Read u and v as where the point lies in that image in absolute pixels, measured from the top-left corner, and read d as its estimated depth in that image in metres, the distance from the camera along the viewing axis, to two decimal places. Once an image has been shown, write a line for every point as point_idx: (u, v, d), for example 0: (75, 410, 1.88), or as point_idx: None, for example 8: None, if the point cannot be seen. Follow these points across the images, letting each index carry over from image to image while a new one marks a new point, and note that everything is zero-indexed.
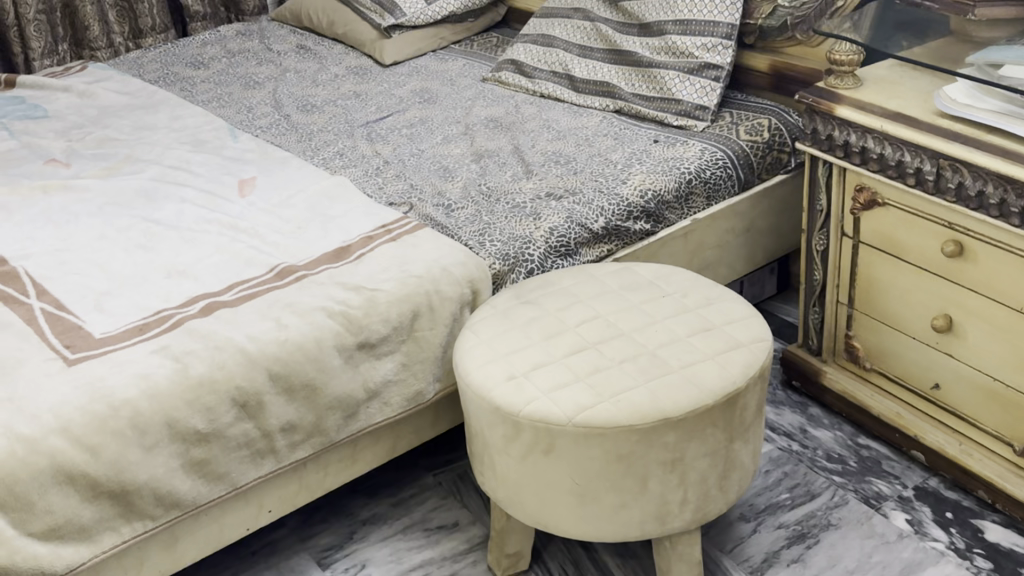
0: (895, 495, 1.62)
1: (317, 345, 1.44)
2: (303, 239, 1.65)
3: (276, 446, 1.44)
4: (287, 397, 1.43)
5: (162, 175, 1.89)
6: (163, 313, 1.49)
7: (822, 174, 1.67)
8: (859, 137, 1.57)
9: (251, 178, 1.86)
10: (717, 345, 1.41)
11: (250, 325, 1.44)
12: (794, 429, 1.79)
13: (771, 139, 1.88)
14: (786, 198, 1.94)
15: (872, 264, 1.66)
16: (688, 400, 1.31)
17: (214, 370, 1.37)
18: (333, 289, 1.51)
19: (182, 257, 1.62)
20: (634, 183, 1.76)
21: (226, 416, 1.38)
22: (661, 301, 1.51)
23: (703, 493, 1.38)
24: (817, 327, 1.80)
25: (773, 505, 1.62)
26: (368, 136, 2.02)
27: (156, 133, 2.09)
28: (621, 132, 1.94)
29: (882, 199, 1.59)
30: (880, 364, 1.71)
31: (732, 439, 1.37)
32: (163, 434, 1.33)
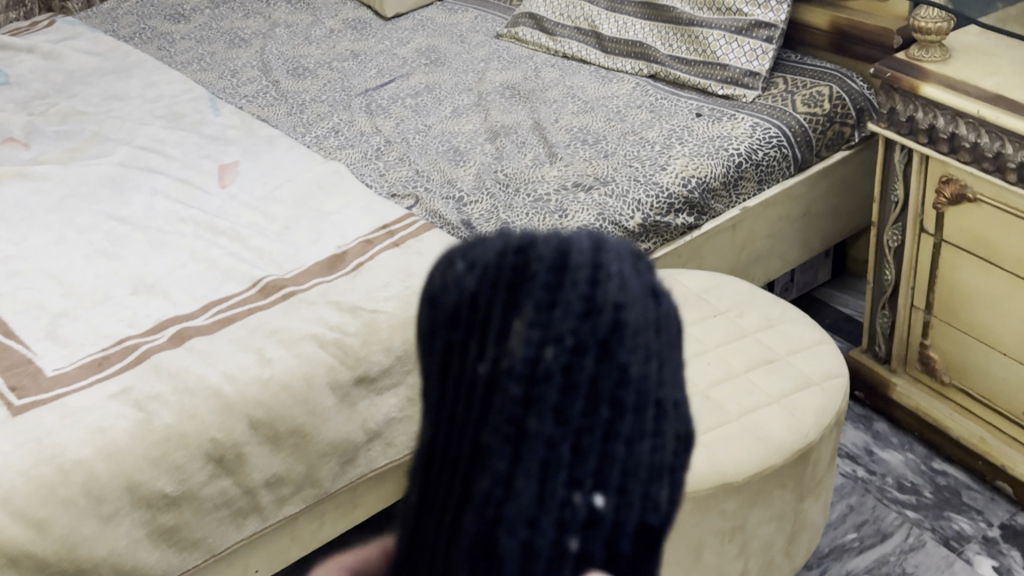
0: (979, 536, 1.40)
1: (306, 383, 1.22)
2: (292, 243, 1.40)
3: (260, 503, 1.22)
4: (272, 446, 1.21)
5: (132, 157, 1.64)
6: (127, 342, 1.26)
7: (898, 160, 1.42)
8: (948, 121, 1.30)
9: (232, 163, 1.61)
10: (784, 382, 1.18)
11: (228, 358, 1.22)
12: (858, 451, 1.56)
13: (833, 110, 1.63)
14: (847, 178, 1.69)
15: (956, 268, 1.41)
16: (750, 459, 1.09)
17: (183, 421, 1.16)
18: (325, 309, 1.28)
19: (151, 267, 1.38)
20: (676, 170, 1.50)
21: (199, 475, 1.16)
22: (713, 321, 1.28)
23: (766, 562, 1.17)
24: (886, 333, 1.57)
25: (837, 548, 1.40)
26: (367, 108, 1.78)
27: (128, 103, 1.82)
28: (657, 103, 1.69)
29: (973, 193, 1.33)
30: (962, 380, 1.48)
31: (801, 498, 1.16)
32: (123, 501, 1.12)
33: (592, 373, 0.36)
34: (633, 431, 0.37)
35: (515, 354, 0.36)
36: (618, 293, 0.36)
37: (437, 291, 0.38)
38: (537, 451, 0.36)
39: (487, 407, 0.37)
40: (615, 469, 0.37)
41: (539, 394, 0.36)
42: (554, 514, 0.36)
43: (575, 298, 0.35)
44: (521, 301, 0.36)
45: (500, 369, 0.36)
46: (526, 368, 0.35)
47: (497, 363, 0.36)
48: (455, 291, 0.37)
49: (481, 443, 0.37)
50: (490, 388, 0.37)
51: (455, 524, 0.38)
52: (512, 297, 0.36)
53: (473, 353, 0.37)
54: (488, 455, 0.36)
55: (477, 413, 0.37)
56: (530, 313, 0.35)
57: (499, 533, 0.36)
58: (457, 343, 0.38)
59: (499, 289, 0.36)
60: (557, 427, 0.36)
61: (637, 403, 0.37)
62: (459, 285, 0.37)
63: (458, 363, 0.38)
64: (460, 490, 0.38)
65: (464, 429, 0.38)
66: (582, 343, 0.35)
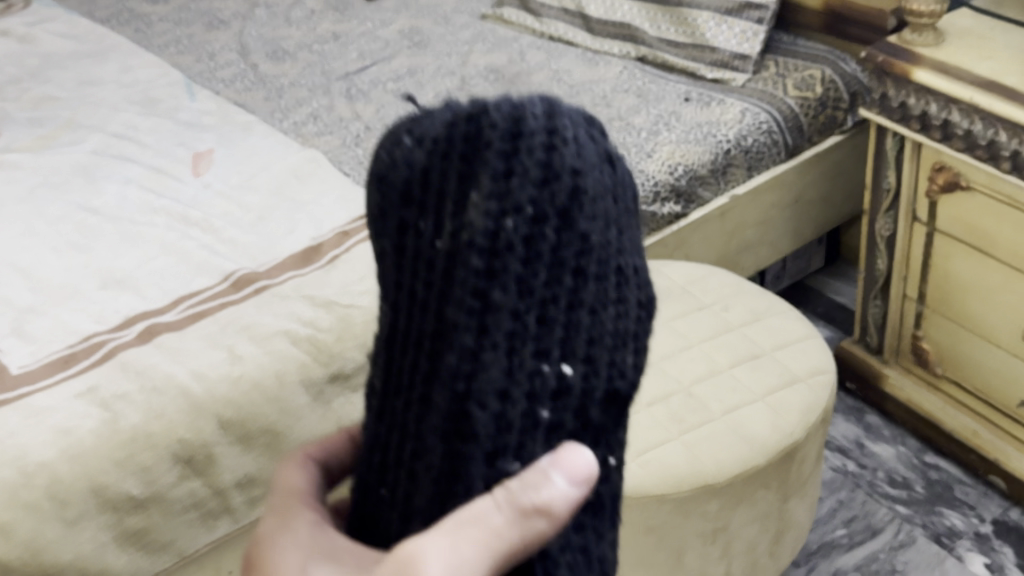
0: (971, 532, 1.37)
1: (277, 380, 1.18)
2: (265, 235, 1.37)
3: (231, 504, 1.20)
4: (242, 446, 1.18)
5: (105, 145, 1.60)
6: (94, 338, 1.21)
7: (889, 147, 1.38)
8: (941, 108, 1.25)
9: (207, 150, 1.57)
10: (769, 378, 1.15)
11: (196, 355, 1.18)
12: (848, 444, 1.53)
13: (826, 94, 1.58)
14: (839, 164, 1.65)
15: (949, 258, 1.38)
16: (732, 459, 1.06)
17: (150, 421, 1.12)
18: (298, 304, 1.24)
19: (121, 260, 1.34)
20: (662, 156, 1.46)
21: (168, 476, 1.13)
22: (698, 315, 1.25)
23: (750, 563, 1.14)
24: (878, 323, 1.54)
25: (826, 545, 1.37)
26: (347, 92, 1.74)
27: (103, 89, 1.78)
28: (645, 88, 1.65)
29: (966, 181, 1.29)
30: (955, 372, 1.45)
31: (787, 498, 1.13)
32: (88, 504, 1.09)
33: (552, 246, 0.52)
34: (594, 299, 0.54)
35: (474, 223, 0.52)
36: (563, 161, 0.52)
37: (389, 169, 0.56)
38: (503, 319, 0.52)
39: (447, 271, 0.53)
40: (582, 338, 0.54)
41: (498, 261, 0.52)
42: (525, 383, 0.53)
43: (528, 166, 0.51)
44: (479, 176, 0.52)
45: (462, 239, 0.52)
46: (485, 234, 0.52)
47: (457, 235, 0.52)
48: (409, 169, 0.55)
49: (445, 307, 0.54)
50: (451, 256, 0.53)
51: (431, 360, 0.54)
52: (462, 178, 0.53)
53: (426, 224, 0.55)
54: (456, 328, 0.53)
55: (443, 281, 0.53)
56: (488, 189, 0.51)
57: (474, 392, 0.52)
58: (410, 218, 0.55)
59: (449, 171, 0.53)
60: (517, 294, 0.52)
61: (591, 267, 0.54)
62: (411, 162, 0.55)
63: (415, 233, 0.55)
64: (432, 334, 0.55)
65: (424, 289, 0.55)
66: (540, 214, 0.52)
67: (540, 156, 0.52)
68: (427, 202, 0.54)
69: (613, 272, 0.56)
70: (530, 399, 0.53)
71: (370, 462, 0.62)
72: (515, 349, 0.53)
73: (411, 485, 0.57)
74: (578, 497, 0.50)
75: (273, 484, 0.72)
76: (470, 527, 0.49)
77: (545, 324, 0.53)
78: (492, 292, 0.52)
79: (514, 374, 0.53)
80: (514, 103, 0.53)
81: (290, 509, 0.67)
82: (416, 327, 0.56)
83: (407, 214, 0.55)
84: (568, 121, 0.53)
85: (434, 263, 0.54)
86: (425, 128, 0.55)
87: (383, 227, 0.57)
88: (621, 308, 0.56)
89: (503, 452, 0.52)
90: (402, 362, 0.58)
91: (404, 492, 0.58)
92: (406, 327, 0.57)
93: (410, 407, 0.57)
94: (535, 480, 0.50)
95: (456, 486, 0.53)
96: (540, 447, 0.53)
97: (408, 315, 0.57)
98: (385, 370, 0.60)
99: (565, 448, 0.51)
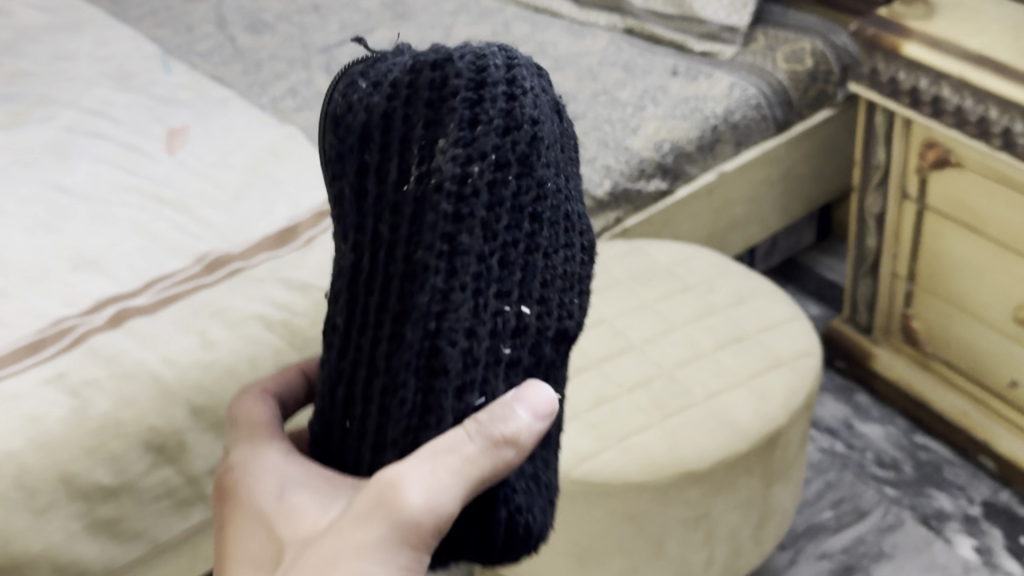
0: (959, 514, 1.35)
1: (251, 366, 1.16)
2: (239, 214, 1.33)
3: (206, 492, 1.18)
4: (216, 433, 1.16)
5: (78, 122, 1.56)
6: (63, 323, 1.15)
7: (880, 123, 1.35)
8: (931, 83, 1.22)
9: (182, 127, 1.53)
10: (752, 361, 1.12)
11: (168, 341, 1.15)
12: (837, 424, 1.51)
13: (815, 68, 1.55)
14: (830, 139, 1.62)
15: (940, 235, 1.35)
16: (714, 445, 1.03)
17: (120, 408, 1.09)
18: (273, 287, 1.22)
19: (91, 242, 1.29)
20: (647, 132, 1.43)
21: (138, 465, 1.11)
22: (682, 297, 1.22)
23: (733, 550, 1.12)
24: (867, 302, 1.52)
25: (813, 527, 1.35)
26: (327, 66, 1.71)
27: (78, 63, 1.74)
28: (632, 61, 1.61)
29: (957, 158, 1.26)
30: (945, 351, 1.43)
31: (771, 484, 1.10)
32: (57, 494, 1.06)
33: (513, 192, 0.58)
34: (545, 239, 0.61)
35: (443, 167, 0.56)
36: (523, 112, 0.58)
37: (345, 113, 0.58)
38: (470, 257, 0.57)
39: (416, 215, 0.57)
40: (535, 277, 0.61)
41: (467, 206, 0.56)
42: (489, 323, 0.58)
43: (492, 115, 0.56)
44: (447, 126, 0.56)
45: (432, 184, 0.56)
46: (454, 180, 0.56)
47: (424, 181, 0.56)
48: (369, 114, 0.57)
49: (414, 249, 0.57)
50: (420, 201, 0.57)
51: (401, 298, 0.58)
52: (427, 124, 0.56)
53: (388, 169, 0.57)
54: (427, 269, 0.57)
55: (411, 225, 0.57)
56: (456, 136, 0.56)
57: (445, 329, 0.57)
58: (373, 163, 0.58)
59: (411, 116, 0.57)
60: (484, 238, 0.57)
61: (543, 213, 0.60)
62: (371, 108, 0.57)
63: (376, 179, 0.58)
64: (401, 274, 0.58)
65: (389, 233, 0.58)
66: (503, 162, 0.57)
67: (503, 107, 0.57)
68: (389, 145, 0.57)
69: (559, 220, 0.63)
70: (493, 342, 0.59)
71: (333, 404, 0.64)
72: (483, 293, 0.58)
73: (377, 419, 0.61)
74: (541, 431, 0.57)
75: (231, 409, 0.75)
76: (448, 454, 0.55)
77: (511, 268, 0.59)
78: (461, 237, 0.57)
79: (481, 317, 0.58)
80: (476, 54, 0.58)
81: (255, 433, 0.70)
82: (381, 269, 0.59)
83: (367, 159, 0.58)
84: (524, 76, 0.59)
85: (400, 208, 0.57)
86: (385, 77, 0.58)
87: (340, 172, 0.59)
88: (566, 251, 0.65)
89: (473, 388, 0.58)
90: (362, 305, 0.60)
91: (372, 425, 0.62)
92: (369, 270, 0.60)
93: (372, 346, 0.60)
94: (500, 416, 0.56)
95: (429, 417, 0.58)
96: (501, 379, 0.60)
97: (370, 259, 0.59)
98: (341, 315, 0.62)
99: (528, 387, 0.58)
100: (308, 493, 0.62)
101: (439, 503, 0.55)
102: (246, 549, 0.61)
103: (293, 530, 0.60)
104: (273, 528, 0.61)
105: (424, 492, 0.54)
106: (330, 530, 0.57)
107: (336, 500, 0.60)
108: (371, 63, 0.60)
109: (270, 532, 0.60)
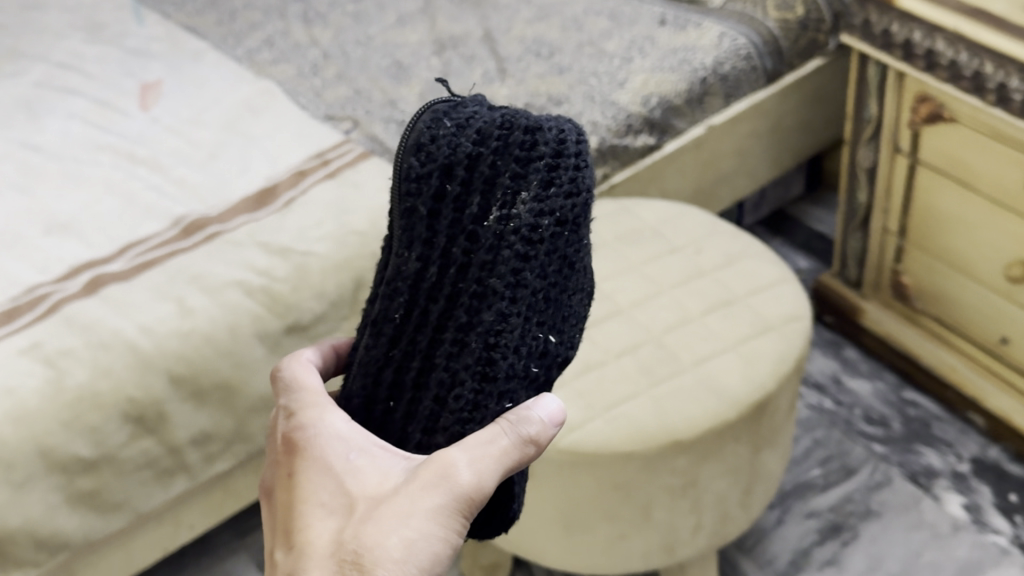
0: (948, 471, 1.35)
1: (230, 334, 1.13)
2: (216, 173, 1.30)
3: (187, 462, 1.16)
4: (195, 402, 1.14)
5: (48, 76, 1.51)
6: (38, 291, 1.13)
7: (873, 76, 1.32)
8: (924, 36, 1.19)
9: (156, 81, 1.49)
10: (741, 325, 1.10)
11: (145, 308, 1.12)
12: (825, 380, 1.51)
13: (806, 16, 1.51)
14: (820, 89, 1.58)
15: (931, 191, 1.33)
16: (701, 413, 1.02)
17: (96, 379, 1.07)
18: (252, 251, 1.18)
19: (64, 204, 1.26)
20: (634, 86, 1.40)
21: (117, 436, 1.09)
22: (669, 258, 1.20)
23: (720, 516, 1.11)
24: (857, 257, 1.50)
25: (801, 485, 1.35)
26: (304, 16, 1.68)
27: (47, 13, 1.68)
28: (618, 10, 1.57)
29: (950, 112, 1.23)
30: (935, 307, 1.41)
31: (759, 449, 1.09)
32: (35, 467, 1.04)
33: (565, 243, 0.67)
34: (574, 285, 0.70)
35: (522, 215, 0.64)
36: (585, 182, 0.67)
37: (432, 144, 0.65)
38: (533, 291, 0.65)
39: (493, 249, 0.65)
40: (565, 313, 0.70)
41: (534, 249, 0.65)
42: (530, 345, 0.66)
43: (565, 180, 0.66)
44: (528, 181, 0.65)
45: (509, 227, 0.65)
46: (528, 226, 0.65)
47: (503, 222, 0.65)
48: (454, 151, 0.64)
49: (485, 276, 0.65)
50: (496, 235, 0.65)
51: (466, 313, 0.66)
52: (512, 177, 0.65)
53: (467, 203, 0.65)
54: (495, 294, 0.65)
55: (486, 254, 0.65)
56: (536, 192, 0.65)
57: (510, 349, 0.65)
58: (451, 193, 0.65)
59: (499, 165, 0.65)
60: (541, 276, 0.66)
61: (578, 262, 0.70)
62: (457, 147, 0.64)
63: (453, 206, 0.65)
64: (470, 293, 0.66)
65: (462, 256, 0.65)
66: (563, 219, 0.66)
67: (571, 176, 0.66)
68: (471, 186, 0.65)
69: (586, 267, 0.72)
70: (528, 360, 0.66)
71: (366, 386, 0.71)
72: (532, 320, 0.66)
73: (412, 408, 0.69)
74: (554, 434, 0.65)
75: (278, 365, 0.73)
76: (487, 443, 0.62)
77: (551, 302, 0.68)
78: (525, 273, 0.65)
79: (525, 338, 0.66)
80: (559, 130, 0.67)
81: (308, 387, 0.70)
82: (449, 284, 0.66)
83: (447, 188, 0.65)
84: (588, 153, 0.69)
85: (474, 238, 0.65)
86: (469, 122, 0.65)
87: (414, 191, 0.65)
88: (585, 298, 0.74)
89: (507, 395, 0.66)
90: (418, 309, 0.68)
91: (404, 409, 0.70)
92: (434, 281, 0.66)
93: (420, 347, 0.68)
94: (526, 416, 0.63)
95: (475, 412, 0.66)
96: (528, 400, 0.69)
97: (436, 272, 0.66)
98: (391, 314, 0.68)
99: (538, 394, 0.65)
100: (373, 455, 0.65)
101: (483, 478, 0.61)
102: (317, 495, 0.63)
103: (364, 487, 0.63)
104: (344, 481, 0.63)
105: (473, 471, 0.61)
106: (401, 494, 0.61)
107: (400, 465, 0.64)
108: (452, 105, 0.67)
109: (341, 485, 0.63)
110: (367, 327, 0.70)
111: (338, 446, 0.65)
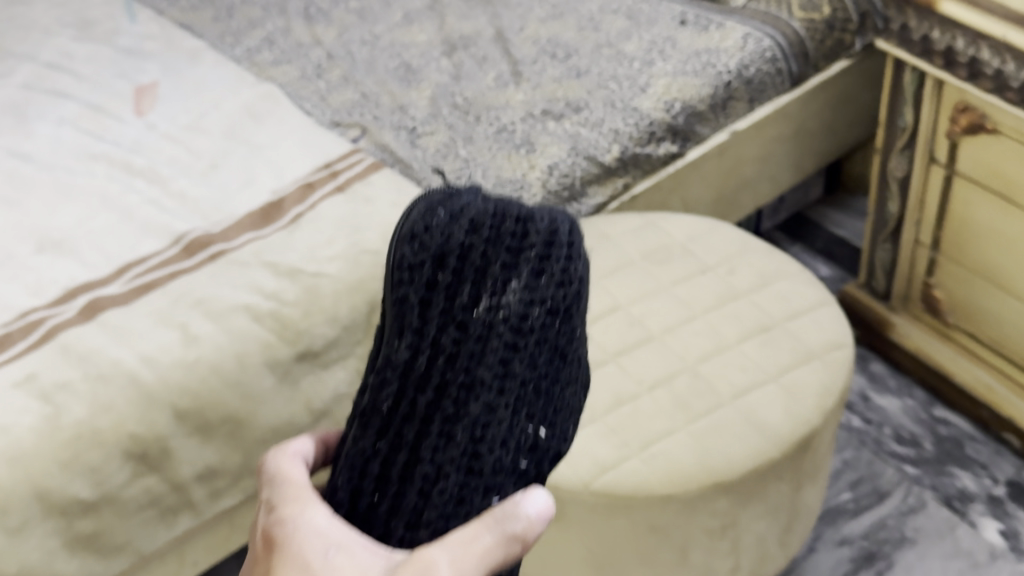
0: (984, 494, 1.30)
1: (238, 363, 1.06)
2: (218, 186, 1.22)
3: (193, 498, 1.10)
4: (201, 437, 1.07)
5: (37, 77, 1.43)
6: (31, 317, 1.05)
7: (908, 82, 1.26)
8: (968, 44, 1.12)
9: (150, 84, 1.41)
10: (782, 353, 1.04)
11: (146, 335, 1.04)
12: (852, 396, 1.46)
13: (833, 16, 1.44)
14: (844, 91, 1.52)
15: (967, 203, 1.27)
16: (744, 452, 0.96)
17: (97, 415, 0.99)
18: (259, 272, 1.11)
19: (57, 220, 1.18)
20: (656, 92, 1.33)
21: (119, 475, 1.01)
22: (701, 279, 1.14)
23: (759, 556, 1.05)
24: (886, 268, 1.45)
25: (832, 511, 1.29)
26: (306, 13, 1.62)
27: (34, 9, 1.60)
28: (636, 8, 1.52)
29: (992, 123, 1.17)
30: (969, 322, 1.36)
31: (800, 486, 1.03)
32: (31, 512, 0.97)
33: (559, 331, 0.58)
34: (569, 375, 0.62)
35: (512, 305, 0.55)
36: (578, 272, 0.58)
37: (422, 232, 0.55)
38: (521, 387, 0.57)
39: (482, 339, 0.56)
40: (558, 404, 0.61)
41: (524, 338, 0.56)
42: (517, 439, 0.58)
43: (558, 271, 0.57)
44: (522, 271, 0.56)
45: (499, 317, 0.55)
46: (517, 316, 0.56)
47: (494, 311, 0.55)
48: (447, 240, 0.55)
49: (473, 369, 0.56)
50: (485, 327, 0.55)
51: (454, 405, 0.56)
52: (504, 265, 0.55)
53: (458, 292, 0.55)
54: (481, 387, 0.56)
55: (475, 344, 0.56)
56: (529, 279, 0.56)
57: (497, 447, 0.57)
58: (443, 282, 0.55)
59: (491, 254, 0.55)
60: (530, 366, 0.57)
61: (572, 351, 0.61)
62: (449, 236, 0.55)
63: (445, 295, 0.55)
64: (458, 384, 0.56)
65: (452, 347, 0.55)
66: (556, 307, 0.57)
67: (564, 266, 0.57)
68: (463, 274, 0.55)
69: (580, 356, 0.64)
70: (516, 453, 0.58)
71: (352, 478, 0.58)
72: (520, 412, 0.58)
73: (399, 503, 0.57)
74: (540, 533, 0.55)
75: (266, 457, 0.64)
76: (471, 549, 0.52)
77: (542, 392, 0.59)
78: (514, 364, 0.56)
79: (514, 431, 0.57)
80: (553, 216, 0.58)
81: (293, 480, 0.60)
82: (437, 374, 0.56)
83: (439, 277, 0.55)
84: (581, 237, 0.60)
85: (464, 327, 0.56)
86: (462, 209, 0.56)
87: (405, 279, 0.55)
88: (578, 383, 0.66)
89: (496, 489, 0.57)
90: (406, 400, 0.56)
91: (391, 502, 0.57)
92: (423, 372, 0.56)
93: (408, 441, 0.57)
94: (512, 511, 0.54)
95: (461, 505, 0.56)
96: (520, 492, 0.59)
97: (425, 363, 0.56)
98: (377, 405, 0.57)
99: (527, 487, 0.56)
100: (355, 548, 0.54)
101: None
102: None
103: None
104: None
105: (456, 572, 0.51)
106: None
107: (383, 559, 0.53)
108: (445, 197, 0.58)
109: None
110: (353, 417, 0.58)
111: (316, 543, 0.54)
